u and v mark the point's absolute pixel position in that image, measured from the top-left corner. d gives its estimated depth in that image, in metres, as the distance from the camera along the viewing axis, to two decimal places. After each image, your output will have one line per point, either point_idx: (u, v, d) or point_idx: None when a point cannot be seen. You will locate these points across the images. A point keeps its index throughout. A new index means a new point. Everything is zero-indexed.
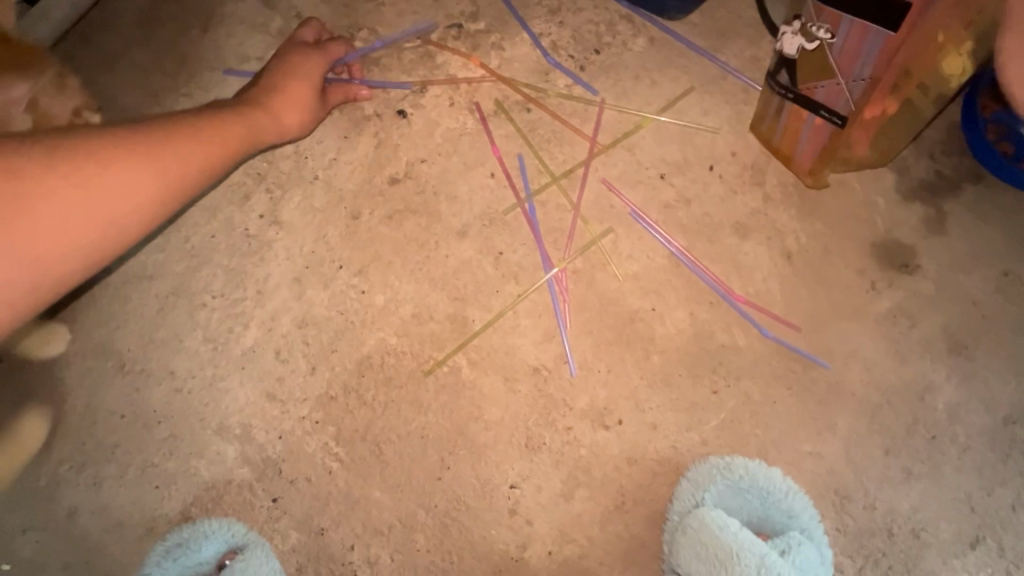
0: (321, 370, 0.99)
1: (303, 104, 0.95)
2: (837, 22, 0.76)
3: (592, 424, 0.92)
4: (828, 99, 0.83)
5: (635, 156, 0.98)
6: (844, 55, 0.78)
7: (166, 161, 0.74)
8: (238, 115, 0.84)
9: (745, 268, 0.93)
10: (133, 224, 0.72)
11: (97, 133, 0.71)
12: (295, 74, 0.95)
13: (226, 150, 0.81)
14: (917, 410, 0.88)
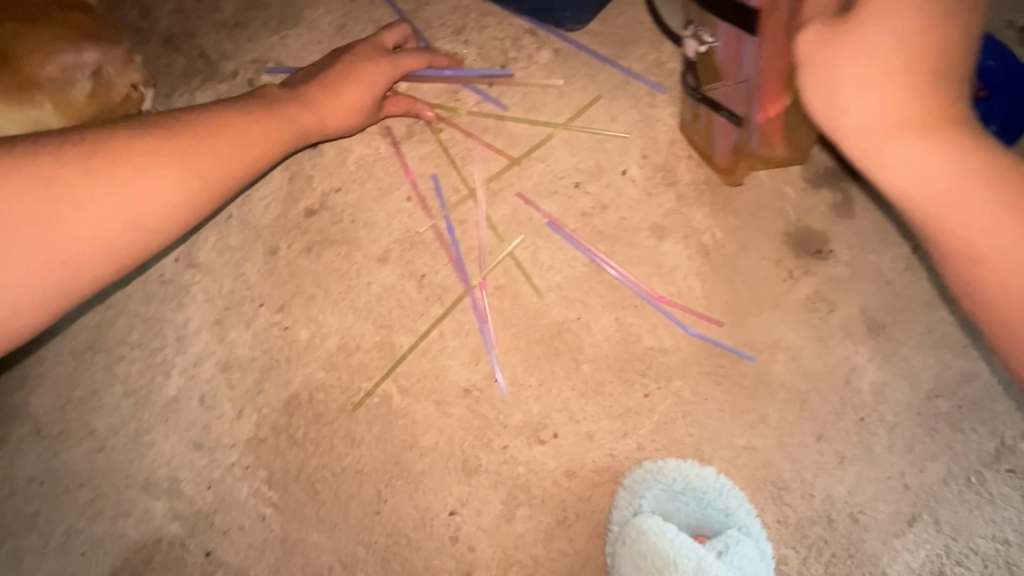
0: (248, 413, 0.95)
1: (357, 110, 0.92)
2: (714, 26, 0.77)
3: (527, 440, 0.91)
4: (726, 98, 0.85)
5: (548, 167, 0.98)
6: (727, 57, 0.80)
7: (211, 152, 0.80)
8: (295, 105, 0.88)
9: (665, 268, 0.93)
10: (175, 209, 0.77)
11: (154, 128, 0.78)
12: (356, 76, 0.92)
13: (272, 142, 0.85)
14: (844, 394, 0.88)
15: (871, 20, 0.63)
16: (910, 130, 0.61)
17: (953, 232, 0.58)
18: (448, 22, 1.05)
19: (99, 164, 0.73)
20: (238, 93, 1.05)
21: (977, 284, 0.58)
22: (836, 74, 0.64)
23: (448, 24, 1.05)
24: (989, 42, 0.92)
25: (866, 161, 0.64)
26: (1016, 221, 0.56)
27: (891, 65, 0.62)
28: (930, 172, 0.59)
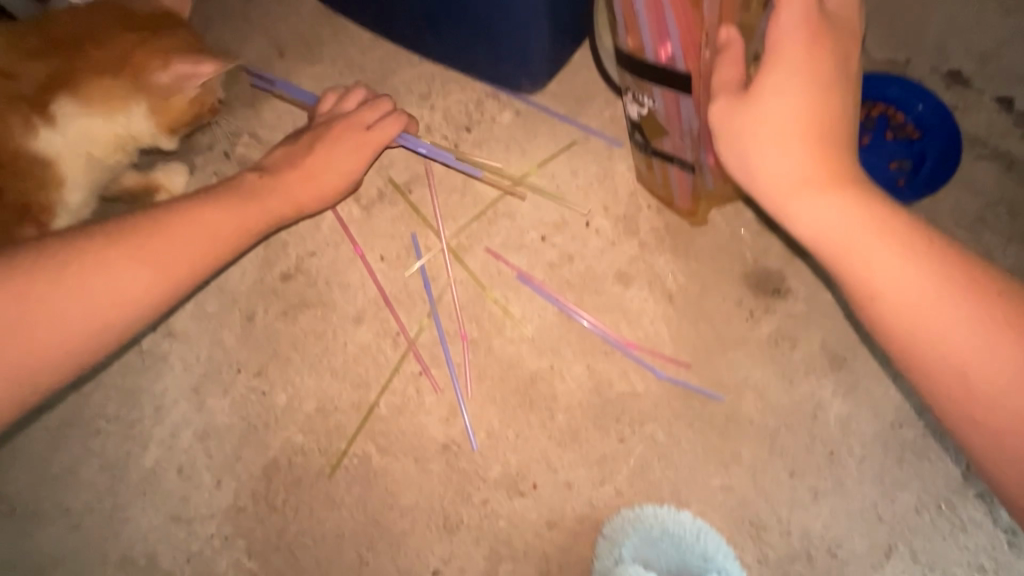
0: (227, 482, 0.95)
1: (328, 190, 0.92)
2: (649, 91, 0.82)
3: (507, 492, 0.92)
4: (675, 149, 0.89)
5: (515, 222, 1.02)
6: (668, 116, 0.84)
7: (172, 246, 0.76)
8: (263, 192, 0.87)
9: (632, 314, 0.97)
10: (137, 310, 0.74)
11: (131, 219, 0.76)
12: (331, 162, 0.92)
13: (238, 231, 0.83)
14: (812, 429, 0.91)
15: (769, 83, 0.64)
16: (809, 190, 0.61)
17: (859, 279, 0.59)
18: (414, 89, 1.09)
19: (43, 272, 0.69)
20: (215, 164, 1.09)
21: (889, 331, 0.57)
22: (739, 134, 0.65)
23: (414, 91, 1.09)
24: (911, 84, 0.98)
25: (776, 213, 0.65)
26: (931, 289, 0.55)
27: (797, 130, 0.63)
28: (836, 220, 0.60)
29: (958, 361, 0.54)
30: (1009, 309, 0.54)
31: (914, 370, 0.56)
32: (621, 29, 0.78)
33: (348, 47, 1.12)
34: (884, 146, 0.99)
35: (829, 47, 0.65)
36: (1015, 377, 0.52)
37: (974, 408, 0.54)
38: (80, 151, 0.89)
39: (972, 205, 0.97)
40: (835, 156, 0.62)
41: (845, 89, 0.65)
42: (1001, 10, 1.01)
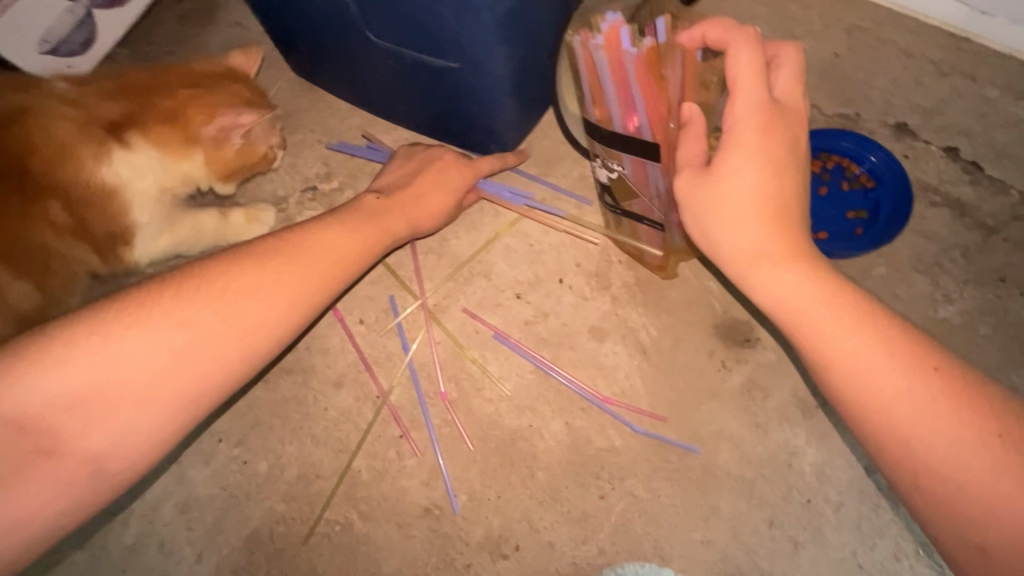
0: (208, 555, 0.94)
1: (439, 210, 0.96)
2: (619, 158, 0.85)
3: (491, 555, 0.91)
4: (645, 210, 0.92)
5: (490, 281, 1.05)
6: (638, 180, 0.87)
7: (301, 261, 0.74)
8: (382, 213, 0.88)
9: (608, 368, 0.99)
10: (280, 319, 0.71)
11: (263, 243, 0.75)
12: (442, 181, 0.96)
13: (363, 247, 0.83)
14: (789, 478, 0.92)
15: (728, 162, 0.66)
16: (769, 263, 0.64)
17: (816, 347, 0.61)
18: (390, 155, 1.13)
19: (197, 290, 0.67)
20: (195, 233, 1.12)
21: (845, 396, 0.60)
22: (703, 209, 0.68)
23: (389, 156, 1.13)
24: (863, 137, 1.03)
25: (740, 281, 0.67)
26: (884, 361, 0.58)
27: (757, 204, 0.65)
28: (794, 293, 0.62)
29: (909, 429, 0.56)
30: (950, 382, 0.56)
31: (870, 434, 0.59)
32: (589, 101, 0.83)
33: (325, 116, 1.16)
34: (841, 196, 1.04)
35: (782, 129, 0.66)
36: (957, 447, 0.54)
37: (921, 473, 0.56)
38: (142, 186, 0.91)
39: (928, 251, 1.01)
40: (792, 231, 0.65)
41: (797, 169, 0.67)
42: (940, 67, 1.07)
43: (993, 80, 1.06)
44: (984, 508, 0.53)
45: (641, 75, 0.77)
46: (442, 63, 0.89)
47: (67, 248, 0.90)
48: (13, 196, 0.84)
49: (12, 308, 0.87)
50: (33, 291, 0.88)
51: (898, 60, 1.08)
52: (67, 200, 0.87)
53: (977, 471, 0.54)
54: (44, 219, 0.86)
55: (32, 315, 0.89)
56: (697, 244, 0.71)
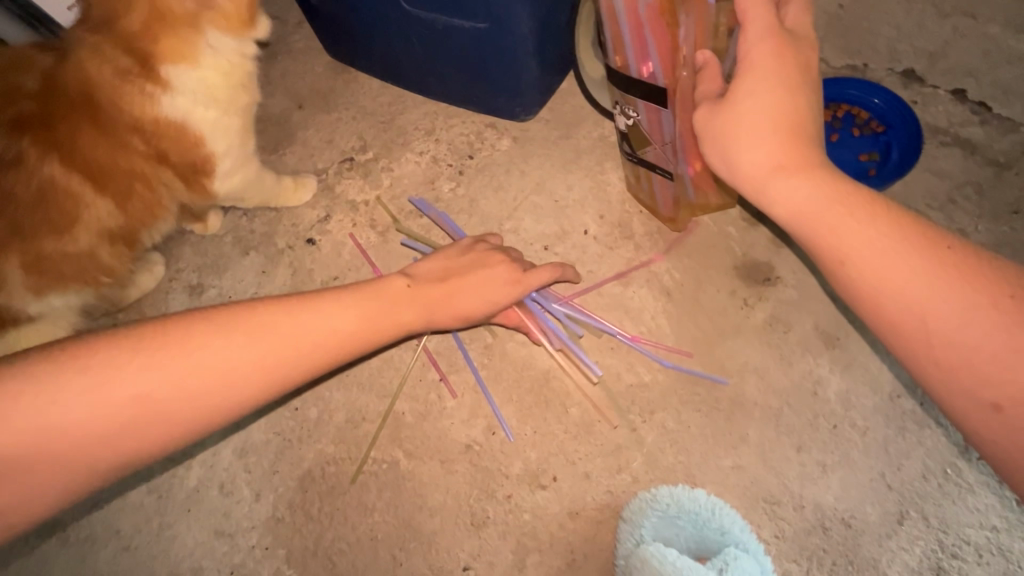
0: (266, 495, 1.01)
1: (467, 308, 0.86)
2: (634, 104, 0.91)
3: (529, 486, 0.96)
4: (658, 159, 0.97)
5: (519, 236, 1.11)
6: (651, 127, 0.93)
7: (274, 349, 0.67)
8: (403, 304, 0.79)
9: (634, 310, 1.04)
10: (86, 478, 0.61)
11: (249, 317, 0.67)
12: (479, 280, 0.87)
13: (240, 392, 0.65)
14: (814, 406, 0.96)
15: (742, 88, 0.73)
16: (785, 172, 0.69)
17: (828, 242, 0.65)
18: (420, 126, 1.21)
19: (163, 357, 0.62)
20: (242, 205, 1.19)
21: (852, 283, 0.63)
22: (720, 133, 0.74)
23: (420, 127, 1.21)
24: (867, 83, 1.08)
25: (760, 196, 0.72)
26: (895, 244, 0.61)
27: (773, 123, 0.70)
28: (809, 200, 0.67)
29: (916, 304, 0.59)
30: (962, 261, 0.59)
31: (879, 318, 0.62)
32: (610, 48, 0.88)
33: (359, 95, 1.25)
34: (852, 141, 1.08)
35: (793, 54, 0.73)
36: (964, 318, 0.57)
37: (935, 346, 0.58)
38: (204, 114, 0.88)
39: (941, 187, 1.04)
40: (806, 145, 0.70)
41: (808, 87, 0.73)
42: (941, 11, 1.13)
43: (993, 20, 1.11)
44: (996, 369, 0.55)
45: (653, 22, 0.82)
46: (470, 24, 0.98)
47: (153, 173, 0.93)
48: (83, 120, 0.86)
49: (97, 222, 0.92)
50: (115, 210, 0.93)
51: (900, 8, 1.14)
52: (140, 130, 0.88)
53: (988, 340, 0.56)
54: (121, 145, 0.89)
55: (118, 231, 0.95)
56: (720, 171, 0.77)
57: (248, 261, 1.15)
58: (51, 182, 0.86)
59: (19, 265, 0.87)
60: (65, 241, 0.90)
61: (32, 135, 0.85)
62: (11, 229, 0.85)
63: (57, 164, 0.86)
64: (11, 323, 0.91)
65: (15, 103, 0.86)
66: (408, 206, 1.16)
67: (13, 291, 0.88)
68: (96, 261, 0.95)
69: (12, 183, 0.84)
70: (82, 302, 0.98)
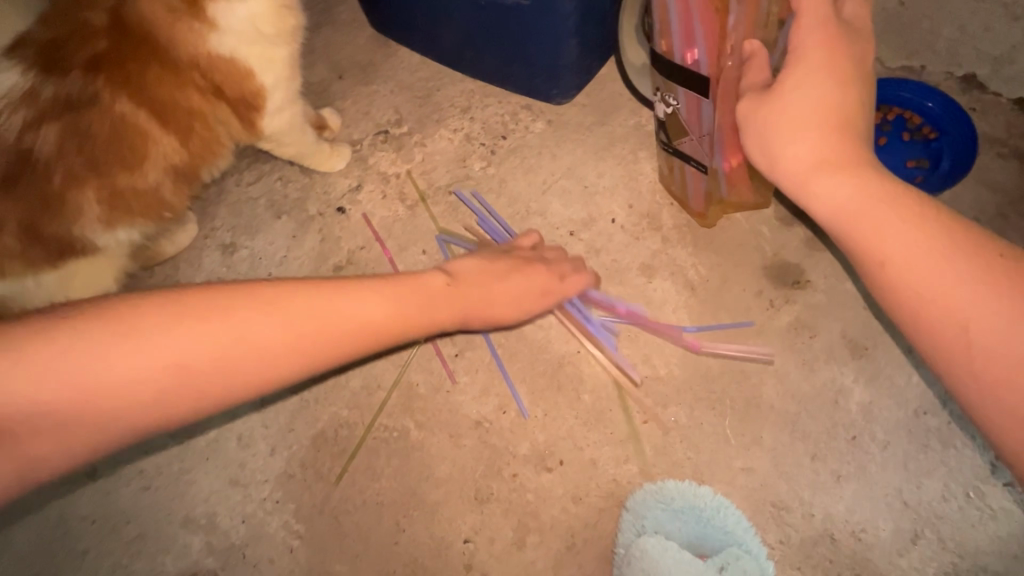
0: (280, 451, 1.04)
1: (506, 311, 0.81)
2: (674, 91, 0.89)
3: (535, 468, 0.97)
4: (693, 151, 0.95)
5: (546, 219, 1.10)
6: (690, 116, 0.91)
7: (317, 335, 0.61)
8: (445, 299, 0.74)
9: (655, 303, 1.02)
10: (99, 440, 0.55)
11: (294, 296, 0.61)
12: (518, 286, 0.83)
13: (267, 375, 0.59)
14: (834, 414, 0.93)
15: (793, 79, 0.71)
16: (832, 166, 0.66)
17: (869, 243, 0.62)
18: (456, 104, 1.21)
19: (200, 329, 0.56)
20: (279, 171, 1.22)
21: (890, 283, 0.60)
22: (766, 125, 0.72)
23: (456, 105, 1.21)
24: (922, 86, 1.03)
25: (801, 192, 0.69)
26: (944, 246, 0.58)
27: (826, 119, 0.68)
28: (849, 197, 0.64)
29: (960, 313, 0.55)
30: (1016, 271, 0.55)
31: (919, 325, 0.58)
32: (657, 31, 0.86)
33: (398, 69, 1.26)
34: (901, 146, 1.04)
35: (847, 50, 0.72)
36: (1010, 335, 0.53)
37: (976, 361, 0.54)
38: (250, 53, 0.88)
39: (993, 201, 0.99)
40: (854, 142, 0.67)
41: (861, 84, 0.71)
42: (1011, 13, 1.06)
43: None
44: None
45: (702, 7, 0.80)
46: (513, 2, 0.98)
47: (211, 112, 0.93)
48: (154, 61, 0.86)
49: (165, 159, 0.92)
50: (181, 146, 0.94)
51: (968, 9, 1.08)
52: (197, 66, 0.87)
53: None
54: (181, 81, 0.89)
55: (181, 168, 0.95)
56: (762, 165, 0.75)
57: (279, 224, 1.18)
58: (121, 120, 0.86)
59: (94, 199, 0.87)
60: (137, 178, 0.90)
61: (106, 74, 0.84)
62: (86, 162, 0.85)
63: (127, 102, 0.86)
64: (74, 254, 0.90)
65: (86, 42, 0.83)
66: (438, 182, 1.17)
67: (88, 222, 0.88)
68: (160, 200, 0.95)
69: (86, 121, 0.84)
70: (141, 237, 0.98)
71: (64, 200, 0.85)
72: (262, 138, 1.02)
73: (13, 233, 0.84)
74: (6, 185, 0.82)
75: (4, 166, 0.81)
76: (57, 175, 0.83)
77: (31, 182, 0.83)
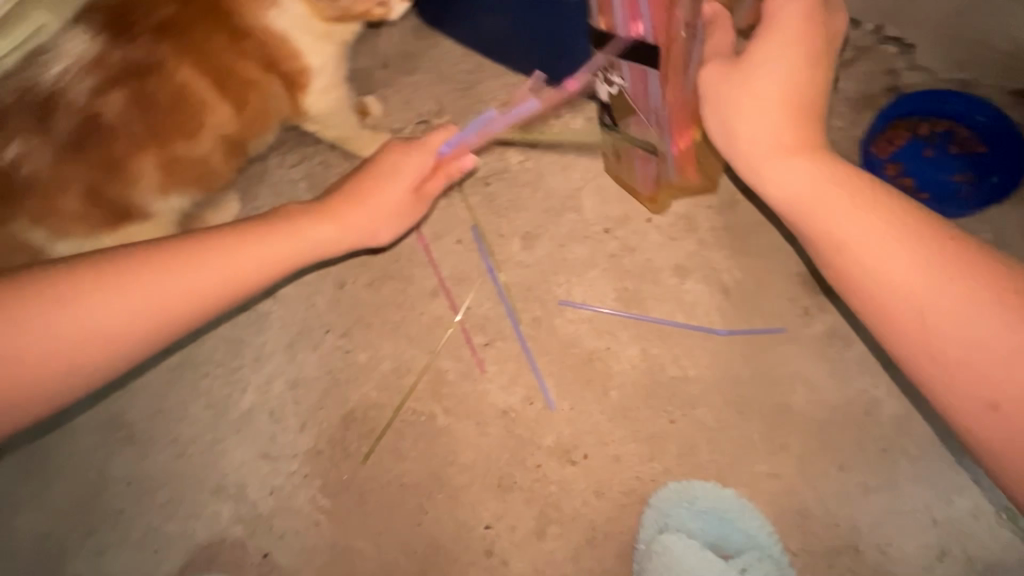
0: (310, 427, 1.07)
1: (382, 214, 0.84)
2: (620, 69, 0.85)
3: (559, 460, 0.98)
4: (640, 132, 0.94)
5: (581, 216, 1.10)
6: (637, 95, 0.87)
7: (218, 268, 0.73)
8: (325, 215, 0.82)
9: (688, 304, 1.03)
10: (57, 386, 0.68)
11: (191, 239, 0.74)
12: (393, 180, 0.85)
13: (188, 312, 0.72)
14: (864, 426, 0.93)
15: (760, 56, 0.73)
16: (784, 151, 0.71)
17: (819, 229, 0.68)
18: (497, 97, 1.23)
19: (121, 293, 0.69)
20: (320, 155, 1.24)
21: (844, 265, 0.66)
22: (728, 103, 0.74)
23: (497, 99, 1.23)
24: (976, 99, 1.00)
25: (755, 173, 0.73)
26: (893, 232, 0.64)
27: (786, 100, 0.72)
28: (802, 181, 0.69)
29: (915, 296, 0.61)
30: (962, 253, 0.62)
31: (873, 303, 0.64)
32: (596, 8, 0.81)
33: (441, 60, 1.27)
34: (944, 160, 1.06)
35: (825, 32, 0.74)
36: (958, 310, 0.60)
37: (934, 340, 0.60)
38: (301, 37, 0.92)
39: None
40: (807, 123, 0.71)
41: (826, 66, 0.73)
42: None
43: None
44: (997, 367, 0.57)
45: None
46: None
47: (265, 84, 0.95)
48: (218, 29, 0.88)
49: (219, 127, 0.95)
50: (234, 116, 0.96)
51: None
52: (255, 36, 0.90)
53: (991, 337, 0.58)
54: (240, 51, 0.91)
55: (233, 138, 0.98)
56: (721, 144, 0.77)
57: None
58: (183, 86, 0.89)
59: (153, 164, 0.91)
60: (192, 145, 0.93)
61: (171, 40, 0.87)
62: (148, 129, 0.88)
63: (189, 68, 0.89)
64: (131, 219, 0.93)
65: (158, 8, 0.86)
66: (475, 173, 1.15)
67: (146, 187, 0.92)
68: (211, 169, 0.98)
69: (150, 86, 0.86)
70: (189, 204, 1.01)
71: (126, 164, 0.88)
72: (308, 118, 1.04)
73: (77, 195, 0.87)
74: (75, 146, 0.85)
75: (72, 129, 0.84)
76: (122, 138, 0.87)
77: (96, 146, 0.86)
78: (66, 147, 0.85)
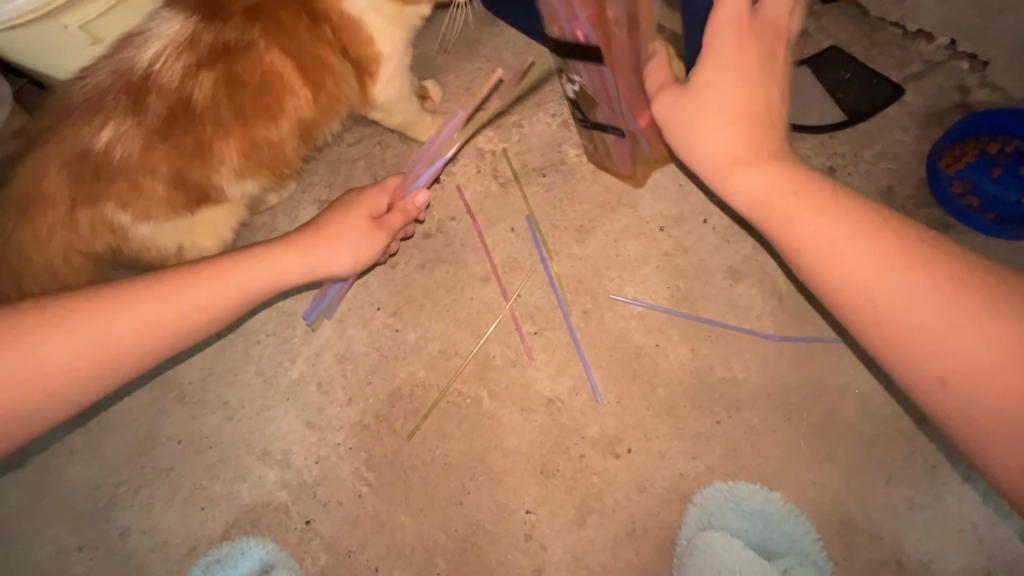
0: (357, 401, 1.09)
1: (359, 237, 0.87)
2: (576, 69, 0.89)
3: (602, 451, 0.99)
4: (607, 119, 0.97)
5: (637, 212, 1.10)
6: (597, 89, 0.91)
7: (203, 287, 0.78)
8: (312, 239, 0.85)
9: (740, 307, 1.03)
10: (82, 398, 0.75)
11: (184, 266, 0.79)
12: (356, 210, 0.88)
13: (182, 324, 0.77)
14: (914, 441, 0.92)
15: (706, 71, 0.71)
16: (743, 164, 0.67)
17: (786, 239, 0.64)
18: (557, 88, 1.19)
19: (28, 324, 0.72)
20: (377, 136, 1.26)
21: (836, 294, 0.61)
22: (683, 122, 0.72)
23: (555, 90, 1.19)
24: None
25: (721, 184, 0.70)
26: (875, 248, 0.59)
27: (742, 113, 0.68)
28: (763, 192, 0.65)
29: (912, 319, 0.57)
30: (954, 268, 0.57)
31: (874, 333, 0.59)
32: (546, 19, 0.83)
33: (503, 49, 1.28)
34: (1015, 180, 1.05)
35: (757, 43, 0.70)
36: (956, 334, 0.55)
37: (946, 360, 0.55)
38: (374, 20, 0.92)
39: None
40: (763, 134, 0.67)
41: (774, 74, 0.70)
42: None
43: None
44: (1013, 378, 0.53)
45: None
46: None
47: (339, 71, 0.97)
48: (302, 13, 0.90)
49: (297, 113, 0.97)
50: (312, 102, 0.98)
51: None
52: (331, 23, 0.91)
53: (991, 356, 0.54)
54: (319, 38, 0.93)
55: (308, 123, 1.00)
56: (687, 159, 0.74)
57: None
58: (266, 71, 0.91)
59: (235, 149, 0.93)
60: (273, 130, 0.96)
61: (259, 25, 0.88)
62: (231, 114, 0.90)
63: (273, 53, 0.91)
64: (209, 203, 0.96)
65: None
66: (532, 163, 1.16)
67: (226, 171, 0.94)
68: (284, 154, 1.00)
69: (238, 69, 0.89)
70: (259, 189, 1.03)
71: (211, 149, 0.91)
72: (375, 109, 1.05)
73: (163, 179, 0.90)
74: (165, 131, 0.87)
75: (163, 114, 0.87)
76: (208, 122, 0.89)
77: (186, 131, 0.88)
78: (156, 131, 0.87)
